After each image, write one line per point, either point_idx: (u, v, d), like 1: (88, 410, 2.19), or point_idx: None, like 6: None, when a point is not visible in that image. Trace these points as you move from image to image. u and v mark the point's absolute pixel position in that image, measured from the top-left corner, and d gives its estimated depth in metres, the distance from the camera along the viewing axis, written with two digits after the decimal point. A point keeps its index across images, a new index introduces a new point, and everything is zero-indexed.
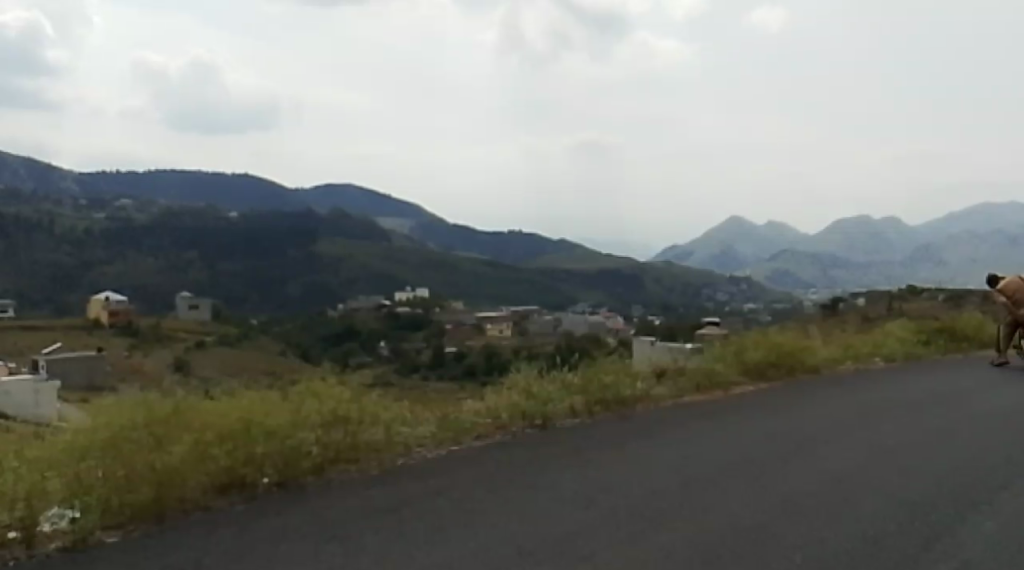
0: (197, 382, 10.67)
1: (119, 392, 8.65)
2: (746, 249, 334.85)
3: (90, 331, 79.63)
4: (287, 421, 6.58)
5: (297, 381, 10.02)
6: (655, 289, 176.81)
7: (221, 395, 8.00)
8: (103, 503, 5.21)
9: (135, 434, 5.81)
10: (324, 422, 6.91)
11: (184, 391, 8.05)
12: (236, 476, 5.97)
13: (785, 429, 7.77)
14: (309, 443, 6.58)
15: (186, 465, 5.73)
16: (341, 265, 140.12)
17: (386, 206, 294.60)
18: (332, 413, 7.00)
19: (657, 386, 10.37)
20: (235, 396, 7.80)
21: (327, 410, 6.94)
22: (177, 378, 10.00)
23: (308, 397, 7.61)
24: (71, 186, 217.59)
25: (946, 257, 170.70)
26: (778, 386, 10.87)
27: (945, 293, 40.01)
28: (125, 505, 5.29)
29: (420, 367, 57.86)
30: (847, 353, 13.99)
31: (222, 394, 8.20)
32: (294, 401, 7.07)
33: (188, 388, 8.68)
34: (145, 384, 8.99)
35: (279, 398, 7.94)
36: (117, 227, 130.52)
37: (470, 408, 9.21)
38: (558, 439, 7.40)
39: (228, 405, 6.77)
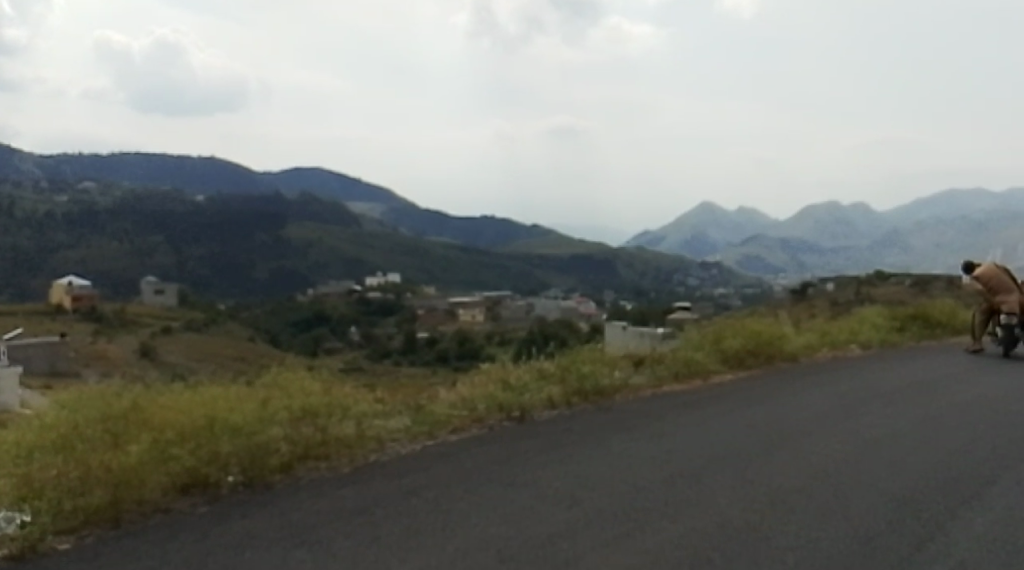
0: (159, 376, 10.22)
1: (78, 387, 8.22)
2: (716, 235, 337.15)
3: (54, 316, 78.29)
4: (253, 419, 6.24)
5: (264, 374, 9.65)
6: (627, 274, 177.45)
7: (184, 390, 7.63)
8: (55, 509, 4.84)
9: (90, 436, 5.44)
10: (292, 419, 6.58)
11: (146, 387, 7.67)
12: (202, 477, 5.58)
13: (765, 422, 7.56)
14: (277, 442, 6.21)
15: (143, 469, 5.37)
16: (311, 249, 138.78)
17: (357, 190, 292.43)
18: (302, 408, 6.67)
19: (636, 377, 10.10)
20: (196, 391, 7.41)
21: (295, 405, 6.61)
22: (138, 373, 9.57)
23: (274, 395, 7.25)
24: (34, 169, 213.50)
25: (912, 243, 173.00)
26: (758, 375, 10.69)
27: (911, 279, 40.32)
28: (78, 510, 4.88)
29: (391, 353, 57.55)
30: (825, 340, 13.95)
31: (184, 389, 7.81)
32: (259, 402, 6.68)
33: (152, 384, 8.27)
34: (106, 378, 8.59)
35: (244, 393, 7.56)
36: (82, 211, 128.20)
37: (443, 401, 8.90)
38: (536, 433, 7.14)
39: (190, 402, 6.40)
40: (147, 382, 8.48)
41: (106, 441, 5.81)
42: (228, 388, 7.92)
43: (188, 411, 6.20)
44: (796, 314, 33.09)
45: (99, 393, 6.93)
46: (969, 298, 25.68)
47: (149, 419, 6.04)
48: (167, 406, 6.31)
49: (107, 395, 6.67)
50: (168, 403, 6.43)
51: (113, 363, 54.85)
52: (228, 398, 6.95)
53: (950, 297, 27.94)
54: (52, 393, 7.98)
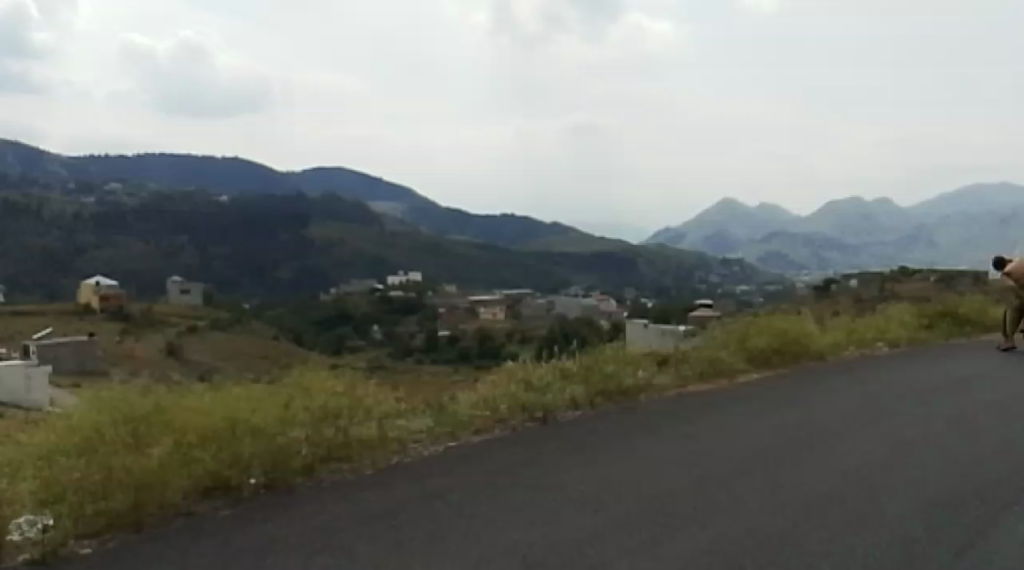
0: (182, 378, 10.17)
1: (102, 388, 8.25)
2: (738, 232, 335.07)
3: (81, 316, 79.22)
4: (274, 424, 6.21)
5: (286, 375, 9.61)
6: (648, 271, 176.80)
7: (205, 390, 7.61)
8: (76, 514, 4.81)
9: (114, 451, 5.45)
10: (315, 425, 6.54)
11: (168, 387, 7.67)
12: (225, 479, 5.55)
13: (790, 423, 7.43)
14: (298, 444, 6.16)
15: (168, 469, 5.35)
16: (333, 248, 139.39)
17: (378, 189, 293.37)
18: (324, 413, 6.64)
19: (659, 376, 10.00)
20: (221, 392, 7.41)
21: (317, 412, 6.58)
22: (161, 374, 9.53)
23: (295, 399, 7.23)
24: (61, 171, 216.15)
25: (938, 238, 170.91)
26: (784, 374, 10.54)
27: (937, 274, 39.77)
28: (100, 513, 4.85)
29: (413, 352, 57.67)
30: (851, 338, 13.75)
31: (207, 389, 7.80)
32: (279, 408, 6.68)
33: (176, 384, 8.27)
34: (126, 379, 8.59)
35: (268, 393, 7.54)
36: (108, 212, 129.63)
37: (462, 401, 8.83)
38: (558, 434, 7.04)
39: (212, 404, 6.42)
40: (171, 382, 8.49)
41: (127, 442, 5.79)
42: (251, 389, 7.90)
43: (210, 412, 6.16)
44: (820, 311, 32.71)
45: (124, 391, 6.93)
46: (999, 294, 25.22)
47: (171, 420, 6.02)
48: (190, 406, 6.30)
49: (130, 395, 6.68)
50: (191, 402, 6.41)
51: (140, 362, 55.35)
52: (249, 398, 6.91)
53: (978, 293, 27.58)
54: (76, 393, 8.00)
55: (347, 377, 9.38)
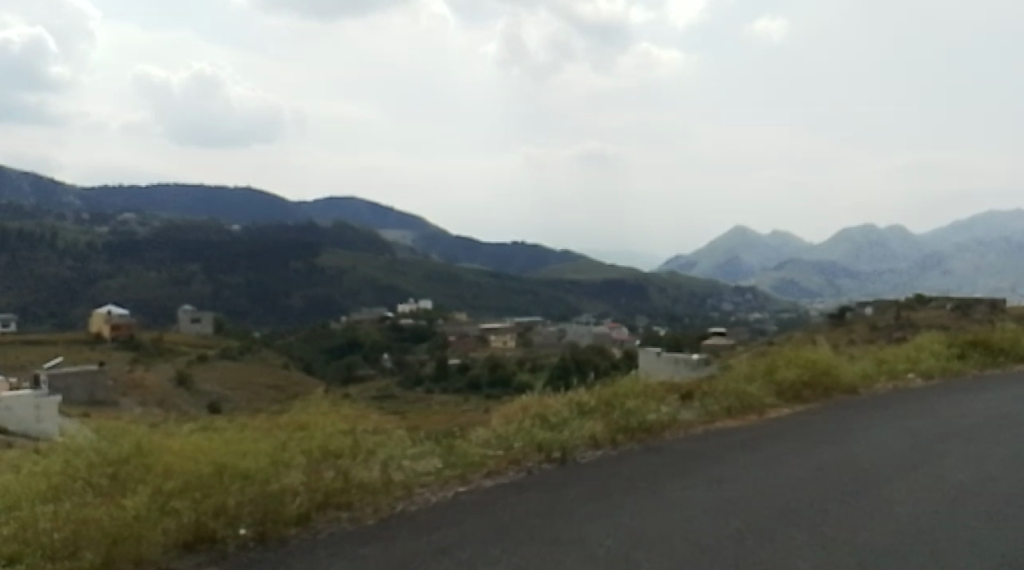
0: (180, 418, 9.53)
1: (85, 429, 7.64)
2: (749, 259, 333.74)
3: (93, 345, 79.07)
4: (263, 470, 5.64)
5: (282, 411, 8.99)
6: (660, 298, 176.10)
7: (192, 430, 7.03)
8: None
9: (85, 505, 4.85)
10: (312, 473, 5.90)
11: (156, 428, 7.11)
12: (221, 516, 5.01)
13: (826, 465, 6.79)
14: (293, 492, 5.51)
15: (154, 512, 4.85)
16: (344, 276, 139.21)
17: (389, 218, 293.96)
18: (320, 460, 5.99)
19: (684, 411, 9.31)
20: (213, 433, 6.85)
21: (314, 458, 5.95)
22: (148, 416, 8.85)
23: (285, 440, 6.62)
24: (76, 201, 217.60)
25: (951, 266, 169.83)
26: (818, 408, 9.85)
27: (952, 302, 39.07)
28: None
29: (424, 380, 57.09)
30: (882, 368, 13.13)
31: (191, 430, 7.17)
32: (268, 450, 6.10)
33: (171, 425, 7.69)
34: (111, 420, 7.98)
35: (262, 434, 6.97)
36: (121, 242, 129.91)
37: (473, 439, 8.21)
38: (576, 478, 6.42)
39: (196, 447, 5.81)
40: (168, 423, 8.01)
41: (104, 488, 5.29)
42: (251, 429, 7.35)
43: (200, 453, 5.62)
44: (836, 340, 31.94)
45: (113, 433, 6.35)
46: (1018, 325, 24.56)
47: (158, 465, 5.44)
48: (184, 446, 5.80)
49: (125, 434, 6.20)
50: (183, 444, 5.89)
51: (151, 391, 54.88)
52: (242, 440, 6.33)
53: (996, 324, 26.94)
54: (71, 430, 7.52)
55: (346, 414, 8.74)
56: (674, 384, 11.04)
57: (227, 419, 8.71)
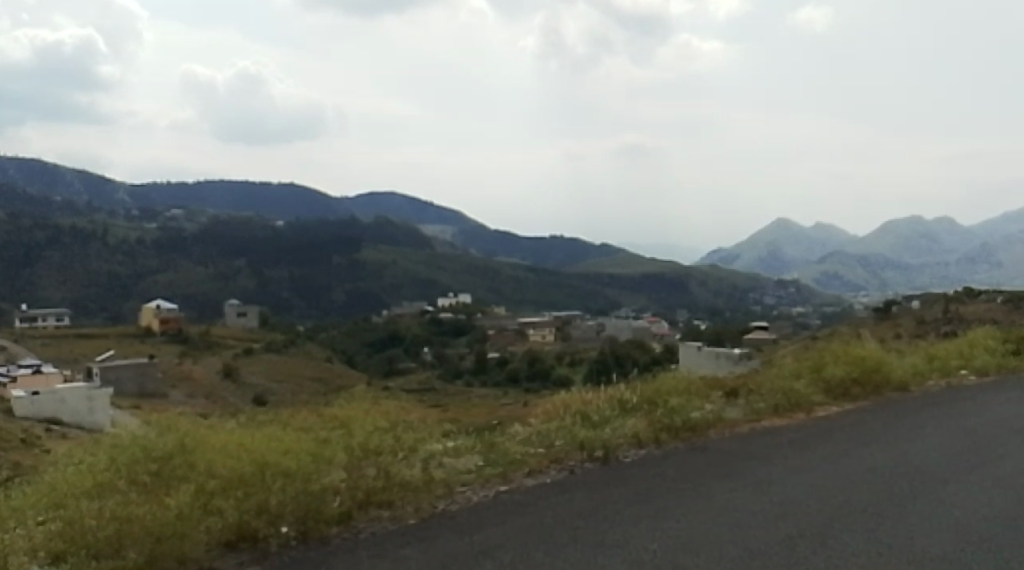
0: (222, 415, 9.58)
1: (128, 424, 7.65)
2: (792, 252, 329.03)
3: (142, 339, 80.66)
4: (304, 469, 5.61)
5: (318, 409, 8.95)
6: (701, 292, 174.50)
7: (232, 426, 7.02)
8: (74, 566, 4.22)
9: (124, 505, 4.80)
10: (353, 476, 5.81)
11: (196, 422, 7.15)
12: (264, 515, 5.00)
13: (876, 466, 6.55)
14: (334, 492, 5.48)
15: (198, 510, 4.85)
16: (385, 270, 140.17)
17: (429, 213, 295.33)
18: (360, 466, 5.93)
19: (730, 410, 9.12)
20: (252, 430, 6.82)
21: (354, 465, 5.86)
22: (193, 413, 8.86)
23: (325, 437, 6.59)
24: (124, 197, 221.90)
25: (1002, 259, 165.66)
26: (868, 407, 9.60)
27: (1003, 295, 38.02)
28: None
29: (464, 374, 57.28)
30: (934, 365, 12.78)
31: (229, 426, 7.21)
32: (306, 445, 6.06)
33: (213, 420, 7.71)
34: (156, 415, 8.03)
35: (303, 432, 6.91)
36: (168, 238, 132.24)
37: (513, 437, 8.12)
38: (619, 478, 6.32)
39: (235, 444, 5.79)
40: (212, 419, 8.06)
41: (148, 485, 5.31)
42: (294, 426, 7.36)
43: (242, 450, 5.65)
44: (882, 334, 31.24)
45: (155, 428, 6.39)
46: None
47: (200, 463, 5.46)
48: (227, 441, 5.83)
49: (171, 430, 6.26)
50: (226, 439, 5.91)
51: (199, 384, 55.80)
52: (281, 437, 6.29)
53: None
54: (119, 424, 7.64)
55: (385, 409, 8.67)
56: (713, 381, 10.88)
57: (272, 416, 8.78)
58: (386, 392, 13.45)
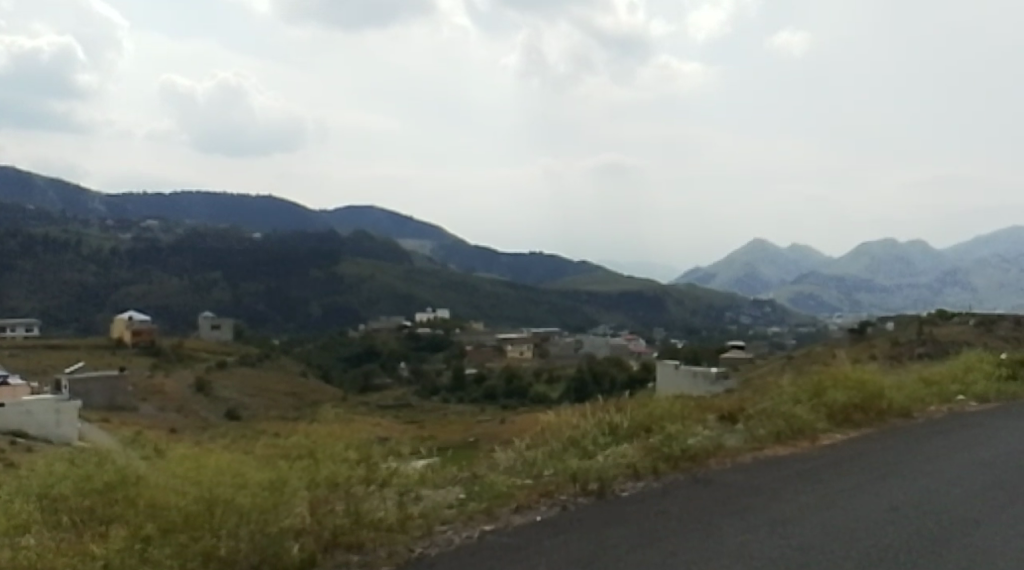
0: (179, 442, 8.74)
1: (69, 450, 6.93)
2: (768, 273, 331.08)
3: (113, 350, 79.18)
4: (251, 503, 4.87)
5: (276, 432, 8.16)
6: (678, 310, 174.82)
7: (176, 455, 6.29)
8: None
9: (32, 550, 4.03)
10: (316, 520, 5.02)
11: (136, 450, 6.41)
12: (217, 563, 4.30)
13: (891, 509, 5.91)
14: (294, 542, 4.71)
15: (138, 548, 4.23)
16: (362, 284, 138.86)
17: (410, 227, 293.73)
18: (321, 510, 5.13)
19: (728, 437, 8.52)
20: (200, 457, 6.03)
21: (316, 512, 5.04)
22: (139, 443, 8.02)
23: (280, 467, 5.82)
24: (99, 207, 218.87)
25: (974, 281, 167.44)
26: (874, 435, 9.05)
27: (975, 318, 37.96)
28: None
29: (440, 390, 56.34)
30: (933, 390, 12.29)
31: (170, 453, 6.48)
32: (251, 472, 5.35)
33: (157, 446, 7.01)
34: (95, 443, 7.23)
35: (264, 459, 6.10)
36: (143, 248, 130.31)
37: (491, 468, 7.42)
38: (621, 517, 5.62)
39: (172, 477, 4.98)
40: (176, 446, 7.41)
41: (96, 524, 4.71)
42: (264, 452, 6.75)
43: (194, 479, 4.99)
44: (856, 356, 31.01)
45: (87, 460, 5.63)
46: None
47: (143, 499, 4.72)
48: (180, 471, 5.19)
49: (131, 465, 5.68)
50: (179, 469, 5.20)
51: (170, 398, 54.59)
52: (232, 466, 5.53)
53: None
54: (73, 449, 6.94)
55: (348, 432, 7.89)
56: (696, 407, 10.22)
57: (246, 442, 8.16)
58: (349, 415, 12.51)
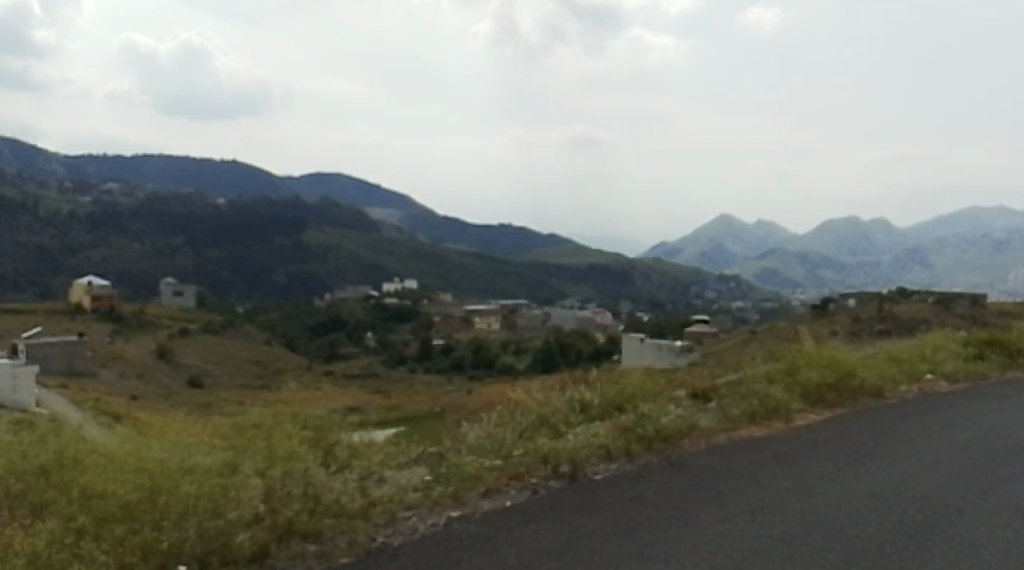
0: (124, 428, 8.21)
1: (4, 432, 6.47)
2: (734, 248, 333.85)
3: (73, 316, 77.51)
4: (191, 490, 4.47)
5: (225, 412, 7.77)
6: (644, 285, 175.74)
7: (111, 442, 5.89)
8: None
9: None
10: (261, 515, 4.70)
11: (72, 437, 6.01)
12: (158, 558, 4.03)
13: (865, 495, 5.73)
14: (244, 536, 4.38)
15: (83, 535, 3.94)
16: (329, 253, 137.52)
17: (377, 195, 290.73)
18: (270, 503, 4.78)
19: (701, 416, 8.32)
20: (137, 446, 5.62)
21: (265, 505, 4.71)
22: (78, 424, 7.56)
23: (228, 454, 5.47)
24: (58, 169, 213.62)
25: (933, 260, 170.36)
26: (847, 415, 8.92)
27: (934, 295, 38.43)
28: None
29: (406, 360, 55.98)
30: (905, 369, 12.22)
31: (108, 438, 6.09)
32: (192, 460, 4.97)
33: (96, 434, 6.58)
34: (31, 428, 6.75)
35: (210, 449, 5.70)
36: (104, 212, 127.38)
37: (460, 446, 7.10)
38: (591, 503, 5.36)
39: (102, 473, 4.56)
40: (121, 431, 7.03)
41: (33, 516, 4.37)
42: (224, 430, 6.44)
43: (139, 465, 4.66)
44: (817, 332, 31.24)
45: (15, 442, 5.22)
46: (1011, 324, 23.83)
47: (86, 489, 4.37)
48: (130, 459, 4.86)
49: (75, 446, 5.30)
50: (119, 460, 4.83)
51: (131, 364, 53.63)
52: (173, 454, 5.13)
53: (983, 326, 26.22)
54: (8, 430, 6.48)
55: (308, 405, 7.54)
56: (666, 386, 9.94)
57: (207, 423, 7.82)
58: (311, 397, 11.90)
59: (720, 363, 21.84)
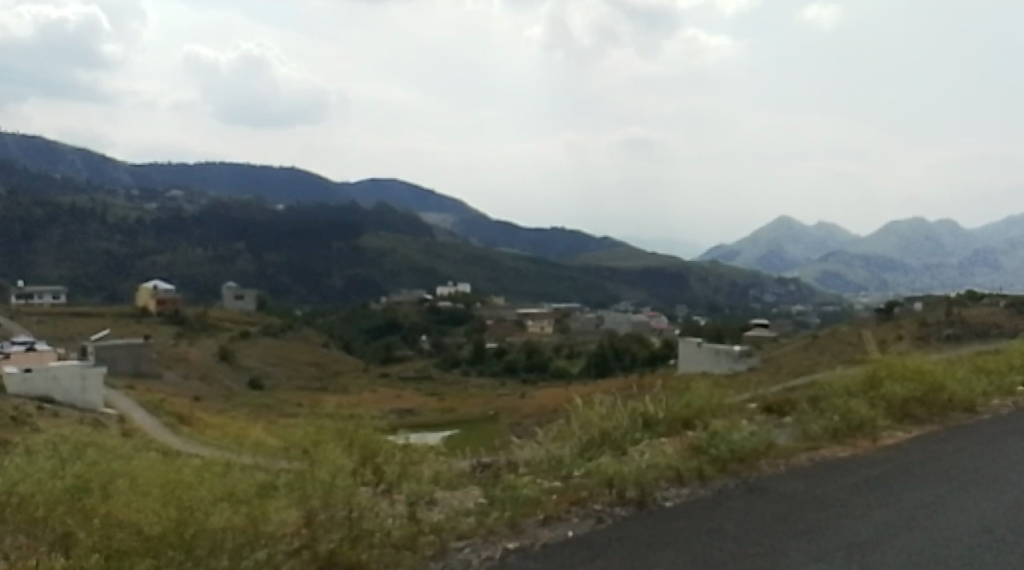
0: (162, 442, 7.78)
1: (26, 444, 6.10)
2: (794, 251, 327.01)
3: (138, 318, 79.16)
4: (208, 516, 4.01)
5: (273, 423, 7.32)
6: (701, 287, 173.01)
7: (140, 456, 5.48)
8: None
9: None
10: (296, 544, 4.23)
11: (104, 450, 5.63)
12: None
13: (974, 528, 5.04)
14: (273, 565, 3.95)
15: None
16: (384, 258, 138.38)
17: (431, 201, 292.18)
18: (308, 530, 4.30)
19: (780, 432, 7.67)
20: (160, 463, 5.18)
21: (302, 533, 4.24)
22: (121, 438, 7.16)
23: (260, 477, 4.99)
24: (124, 177, 218.92)
25: (1004, 262, 164.23)
26: (940, 432, 8.15)
27: (1007, 299, 36.58)
28: None
29: (460, 363, 55.69)
30: (993, 380, 11.29)
31: (138, 453, 5.70)
32: (216, 484, 4.53)
33: (129, 447, 6.17)
34: (62, 439, 6.36)
35: (245, 472, 5.23)
36: (167, 217, 129.94)
37: (520, 462, 6.54)
38: (666, 534, 4.81)
39: (129, 500, 4.12)
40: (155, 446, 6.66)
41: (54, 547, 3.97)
42: (269, 441, 6.05)
43: (172, 490, 4.25)
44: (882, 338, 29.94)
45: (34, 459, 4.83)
46: None
47: (116, 515, 3.97)
48: (164, 482, 4.44)
49: (103, 462, 4.90)
50: (155, 479, 4.41)
51: (194, 366, 54.36)
52: (196, 476, 4.66)
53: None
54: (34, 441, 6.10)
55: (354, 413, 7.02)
56: (735, 397, 9.19)
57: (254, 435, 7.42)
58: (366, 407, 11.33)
59: (783, 370, 21.01)
